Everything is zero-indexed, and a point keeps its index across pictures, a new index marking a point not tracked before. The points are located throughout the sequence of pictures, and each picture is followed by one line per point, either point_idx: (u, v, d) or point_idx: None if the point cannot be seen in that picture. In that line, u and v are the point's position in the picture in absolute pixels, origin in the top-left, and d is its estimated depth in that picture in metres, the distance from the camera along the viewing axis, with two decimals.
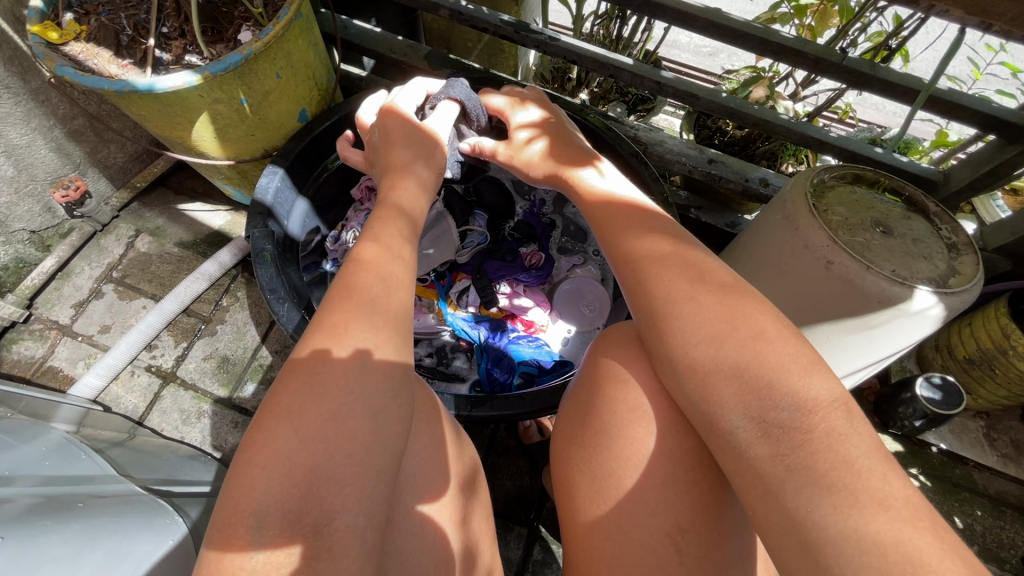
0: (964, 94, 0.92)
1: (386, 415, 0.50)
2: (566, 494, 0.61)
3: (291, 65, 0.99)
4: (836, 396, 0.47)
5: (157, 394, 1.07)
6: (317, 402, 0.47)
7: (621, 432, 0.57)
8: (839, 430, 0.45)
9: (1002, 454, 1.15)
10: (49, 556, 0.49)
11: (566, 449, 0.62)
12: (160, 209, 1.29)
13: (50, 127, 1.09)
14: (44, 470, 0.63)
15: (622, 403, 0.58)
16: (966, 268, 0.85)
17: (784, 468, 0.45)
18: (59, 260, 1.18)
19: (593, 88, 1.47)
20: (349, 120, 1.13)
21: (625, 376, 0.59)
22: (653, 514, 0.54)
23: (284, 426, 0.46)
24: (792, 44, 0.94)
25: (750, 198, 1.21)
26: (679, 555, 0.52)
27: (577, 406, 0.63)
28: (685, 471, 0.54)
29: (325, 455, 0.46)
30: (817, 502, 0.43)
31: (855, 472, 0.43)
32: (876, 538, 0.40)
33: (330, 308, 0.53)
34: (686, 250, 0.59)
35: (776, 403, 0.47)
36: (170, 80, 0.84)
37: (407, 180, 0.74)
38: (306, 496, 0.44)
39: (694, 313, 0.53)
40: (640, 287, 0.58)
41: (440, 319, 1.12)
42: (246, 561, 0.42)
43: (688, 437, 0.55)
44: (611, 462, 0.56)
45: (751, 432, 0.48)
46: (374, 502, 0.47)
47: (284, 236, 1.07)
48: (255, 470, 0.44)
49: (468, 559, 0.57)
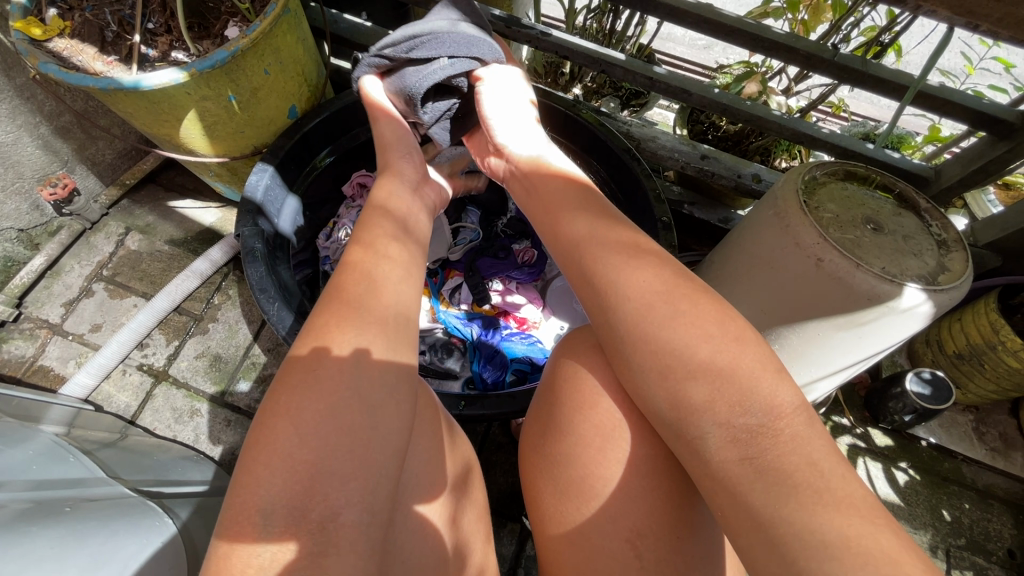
0: (955, 91, 0.92)
1: (382, 410, 0.50)
2: (533, 502, 0.61)
3: (279, 61, 0.98)
4: (800, 401, 0.48)
5: (149, 393, 1.07)
6: (315, 399, 0.48)
7: (579, 431, 0.57)
8: (801, 433, 0.46)
9: (990, 447, 1.16)
10: (35, 560, 0.50)
11: (531, 459, 0.62)
12: (150, 206, 1.27)
13: (37, 124, 1.08)
14: (33, 473, 0.64)
15: (580, 405, 0.58)
16: (956, 265, 0.85)
17: (751, 470, 0.45)
18: (48, 258, 1.17)
19: (586, 83, 1.46)
20: (340, 116, 1.12)
21: (582, 379, 0.59)
22: (612, 520, 0.54)
23: (284, 424, 0.46)
24: (784, 41, 0.93)
25: (743, 193, 1.21)
26: (639, 559, 0.52)
27: (540, 415, 0.63)
28: (643, 479, 0.54)
29: (326, 453, 0.46)
30: (782, 499, 0.43)
31: (819, 473, 0.44)
32: (839, 533, 0.41)
33: (321, 312, 0.54)
34: (647, 243, 0.60)
35: (745, 409, 0.47)
36: (156, 78, 0.84)
37: (393, 182, 0.75)
38: (309, 493, 0.45)
39: (659, 312, 0.53)
40: (596, 282, 0.58)
41: (433, 318, 1.13)
42: (255, 555, 0.42)
43: (652, 441, 0.55)
44: (572, 470, 0.57)
45: (720, 438, 0.47)
46: (377, 497, 0.47)
47: (275, 234, 1.05)
48: (259, 468, 0.45)
49: (456, 560, 0.56)
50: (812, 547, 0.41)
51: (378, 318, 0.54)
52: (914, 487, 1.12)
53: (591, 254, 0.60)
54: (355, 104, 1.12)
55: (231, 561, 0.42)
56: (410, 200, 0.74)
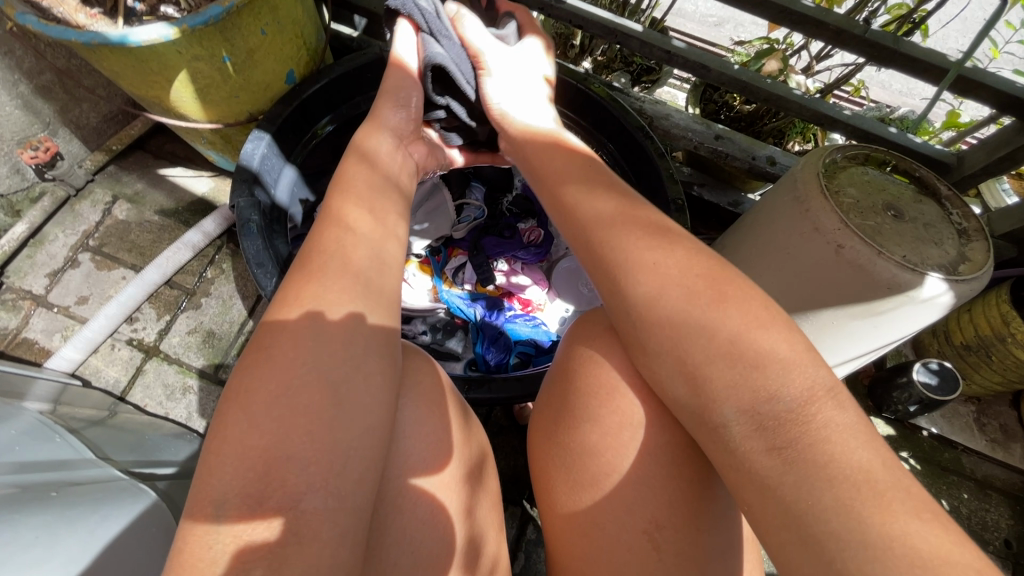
0: (988, 73, 0.87)
1: (347, 386, 0.46)
2: (544, 490, 0.58)
3: (277, 21, 0.91)
4: (828, 383, 0.45)
5: (139, 368, 1.03)
6: (268, 378, 0.44)
7: (594, 418, 0.54)
8: (837, 420, 0.43)
9: (991, 438, 1.16)
10: (18, 549, 0.47)
11: (543, 447, 0.59)
12: (139, 173, 1.21)
13: (15, 82, 1.01)
14: (14, 454, 0.60)
15: (602, 393, 0.55)
16: (977, 255, 0.82)
17: (782, 461, 0.43)
18: (31, 225, 1.11)
19: (597, 56, 1.40)
20: (339, 83, 1.06)
21: (599, 366, 0.56)
22: (630, 511, 0.52)
23: (235, 411, 0.43)
24: (814, 14, 0.89)
25: (756, 176, 1.18)
26: (658, 552, 0.50)
27: (553, 398, 0.60)
28: (665, 466, 0.52)
29: (283, 436, 0.43)
30: (817, 491, 0.41)
31: (853, 462, 0.41)
32: (881, 531, 0.38)
33: (301, 279, 0.50)
34: (637, 210, 0.58)
35: (776, 392, 0.44)
36: (144, 33, 0.77)
37: (380, 133, 0.71)
38: (265, 479, 0.42)
39: (684, 295, 0.49)
40: (603, 258, 0.55)
41: (435, 297, 1.09)
42: (207, 546, 0.40)
43: (672, 429, 0.53)
44: (590, 462, 0.54)
45: (744, 426, 0.45)
46: (344, 482, 0.44)
47: (272, 205, 1.00)
48: (211, 457, 0.42)
49: (471, 552, 0.54)
50: (850, 546, 0.38)
51: (377, 289, 0.52)
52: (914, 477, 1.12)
53: (594, 233, 0.57)
54: (355, 70, 1.07)
55: (195, 548, 0.40)
56: (395, 154, 0.70)
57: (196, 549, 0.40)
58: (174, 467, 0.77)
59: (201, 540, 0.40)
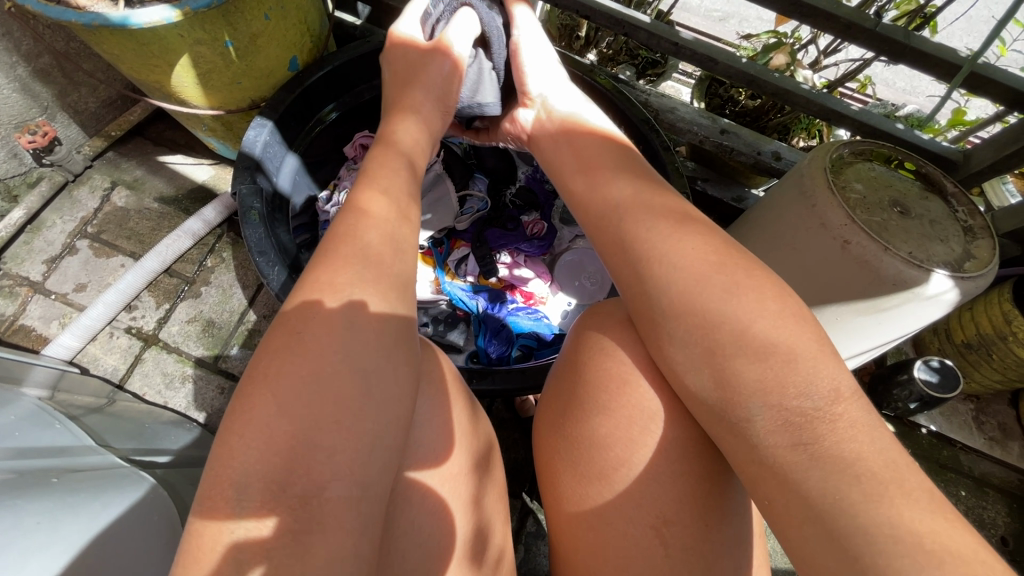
0: (999, 69, 0.87)
1: (376, 375, 0.46)
2: (550, 482, 0.58)
3: (281, 5, 0.90)
4: (861, 387, 0.45)
5: (138, 357, 1.02)
6: (299, 363, 0.44)
7: (604, 411, 0.54)
8: (863, 422, 0.43)
9: (988, 437, 1.17)
10: (20, 535, 0.46)
11: (550, 439, 0.59)
12: (138, 160, 1.20)
13: (13, 64, 1.00)
14: (13, 439, 0.59)
15: (614, 385, 0.54)
16: (982, 252, 0.82)
17: (806, 456, 0.43)
18: (28, 211, 1.10)
19: (602, 49, 1.38)
20: (343, 70, 1.05)
21: (608, 358, 0.56)
22: (637, 505, 0.51)
23: (263, 393, 0.42)
24: (825, 6, 0.88)
25: (761, 172, 1.17)
26: (663, 547, 0.50)
27: (561, 390, 0.60)
28: (672, 463, 0.51)
29: (310, 423, 0.42)
30: (846, 488, 0.40)
31: (888, 472, 0.41)
32: (906, 527, 0.38)
33: (314, 262, 0.50)
34: (660, 199, 0.58)
35: (802, 386, 0.44)
36: (146, 14, 0.76)
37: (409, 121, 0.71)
38: (291, 466, 0.41)
39: (710, 284, 0.49)
40: (630, 249, 0.55)
41: (438, 289, 1.08)
42: (225, 535, 0.39)
43: (684, 424, 0.53)
44: (598, 455, 0.53)
45: (769, 421, 0.44)
46: (368, 472, 0.44)
47: (273, 193, 0.99)
48: (233, 438, 0.41)
49: (478, 543, 0.54)
50: (876, 543, 0.38)
51: (402, 282, 0.52)
52: None
53: (626, 216, 0.57)
54: (360, 58, 1.05)
55: (217, 537, 0.39)
56: (424, 144, 0.70)
57: (219, 538, 0.39)
58: (168, 456, 0.76)
59: (225, 528, 0.40)
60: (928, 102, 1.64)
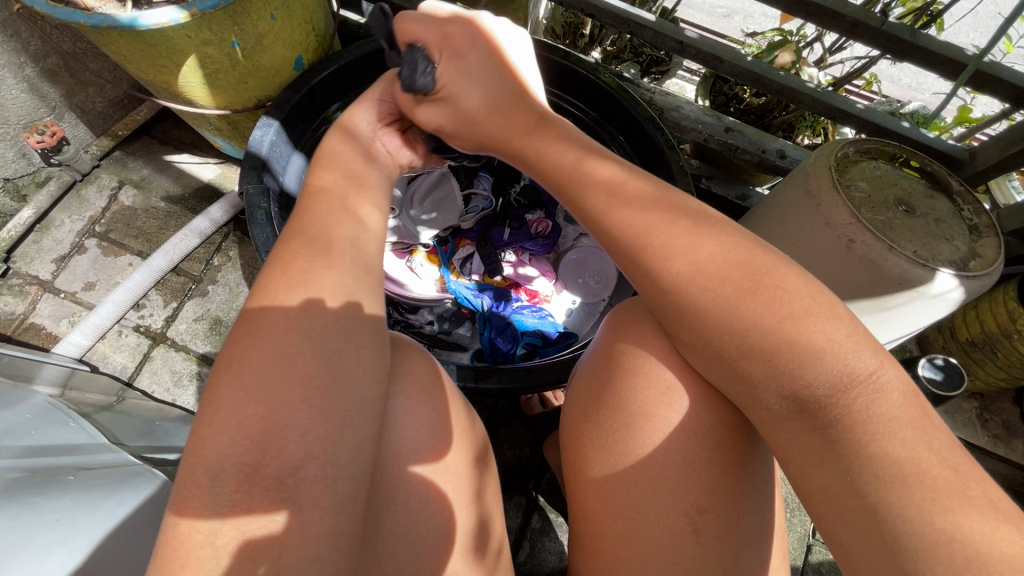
0: (1005, 67, 0.86)
1: (341, 357, 0.47)
2: (578, 472, 0.58)
3: (286, 5, 0.91)
4: (875, 370, 0.44)
5: (146, 355, 1.03)
6: (262, 346, 0.44)
7: (639, 398, 0.54)
8: (878, 407, 0.43)
9: (993, 435, 1.17)
10: (39, 530, 0.47)
11: (579, 429, 0.59)
12: (145, 159, 1.21)
13: (22, 64, 1.01)
14: (26, 438, 0.60)
15: (647, 375, 0.55)
16: (988, 251, 0.82)
17: (823, 440, 0.44)
18: (37, 210, 1.11)
19: (606, 46, 1.38)
20: (350, 69, 1.06)
21: (642, 348, 0.57)
22: (672, 493, 0.52)
23: (230, 381, 0.43)
24: (830, 5, 0.88)
25: (765, 170, 1.17)
26: (697, 535, 0.50)
27: (591, 381, 0.60)
28: (707, 450, 0.52)
29: (276, 404, 0.43)
30: (862, 466, 0.42)
31: (895, 444, 0.41)
32: (923, 509, 0.39)
33: (325, 262, 0.51)
34: (673, 196, 0.56)
35: (809, 378, 0.45)
36: (154, 15, 0.76)
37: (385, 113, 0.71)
38: (261, 448, 0.42)
39: (720, 283, 0.49)
40: (632, 246, 0.54)
41: (442, 287, 1.09)
42: (203, 526, 0.40)
43: (709, 411, 0.53)
44: (631, 443, 0.54)
45: (785, 410, 0.46)
46: (342, 452, 0.45)
47: (280, 192, 0.99)
48: (246, 438, 0.42)
49: (479, 535, 0.55)
50: None
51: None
52: None
53: (618, 212, 0.56)
54: (365, 57, 1.06)
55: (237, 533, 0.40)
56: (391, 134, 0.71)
57: (241, 535, 0.40)
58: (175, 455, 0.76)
59: (232, 522, 0.40)
60: (934, 99, 1.64)
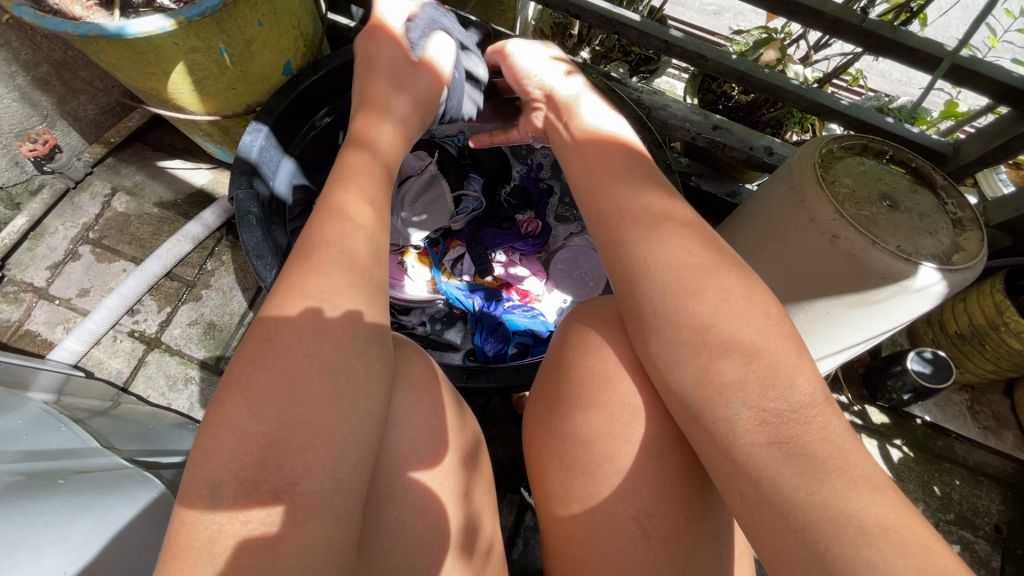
0: (984, 62, 0.87)
1: (348, 377, 0.48)
2: (538, 479, 0.60)
3: (273, 11, 0.91)
4: (825, 394, 0.47)
5: (141, 359, 1.04)
6: (270, 369, 0.45)
7: (589, 406, 0.55)
8: (833, 425, 0.45)
9: (983, 426, 1.17)
10: (29, 535, 0.48)
11: (537, 436, 0.60)
12: (138, 165, 1.22)
13: (13, 74, 1.02)
14: (20, 443, 0.61)
15: (596, 384, 0.56)
16: (970, 244, 0.83)
17: (783, 453, 0.44)
18: (31, 218, 1.11)
19: (594, 46, 1.39)
20: (339, 73, 1.06)
21: (596, 354, 0.57)
22: (621, 498, 0.53)
23: (237, 397, 0.44)
24: (810, 3, 0.89)
25: (753, 166, 1.18)
26: (646, 539, 0.51)
27: (545, 388, 0.61)
28: (651, 460, 0.53)
29: (243, 422, 0.44)
30: (816, 482, 0.42)
31: (848, 460, 0.43)
32: (876, 520, 0.39)
33: (301, 270, 0.51)
34: (650, 199, 0.57)
35: (779, 382, 0.45)
36: (141, 24, 0.77)
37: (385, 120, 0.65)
38: (262, 463, 0.43)
39: (700, 288, 0.50)
40: (620, 253, 0.56)
41: (434, 289, 1.10)
42: (202, 527, 0.41)
43: (661, 422, 0.54)
44: (582, 452, 0.55)
45: (749, 419, 0.45)
46: (343, 466, 0.46)
47: (270, 196, 1.00)
48: (219, 448, 0.43)
49: (468, 535, 0.55)
50: (848, 532, 0.39)
51: (375, 282, 0.54)
52: (907, 464, 1.14)
53: (618, 223, 0.57)
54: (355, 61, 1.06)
55: (222, 543, 0.41)
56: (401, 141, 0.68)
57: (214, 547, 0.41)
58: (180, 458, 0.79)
59: (239, 519, 0.42)
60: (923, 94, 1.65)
